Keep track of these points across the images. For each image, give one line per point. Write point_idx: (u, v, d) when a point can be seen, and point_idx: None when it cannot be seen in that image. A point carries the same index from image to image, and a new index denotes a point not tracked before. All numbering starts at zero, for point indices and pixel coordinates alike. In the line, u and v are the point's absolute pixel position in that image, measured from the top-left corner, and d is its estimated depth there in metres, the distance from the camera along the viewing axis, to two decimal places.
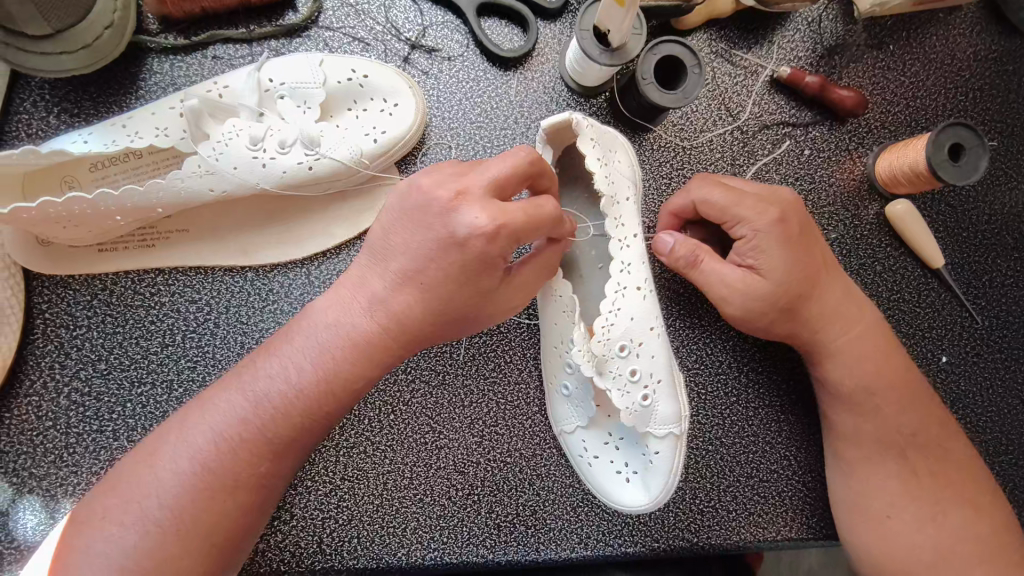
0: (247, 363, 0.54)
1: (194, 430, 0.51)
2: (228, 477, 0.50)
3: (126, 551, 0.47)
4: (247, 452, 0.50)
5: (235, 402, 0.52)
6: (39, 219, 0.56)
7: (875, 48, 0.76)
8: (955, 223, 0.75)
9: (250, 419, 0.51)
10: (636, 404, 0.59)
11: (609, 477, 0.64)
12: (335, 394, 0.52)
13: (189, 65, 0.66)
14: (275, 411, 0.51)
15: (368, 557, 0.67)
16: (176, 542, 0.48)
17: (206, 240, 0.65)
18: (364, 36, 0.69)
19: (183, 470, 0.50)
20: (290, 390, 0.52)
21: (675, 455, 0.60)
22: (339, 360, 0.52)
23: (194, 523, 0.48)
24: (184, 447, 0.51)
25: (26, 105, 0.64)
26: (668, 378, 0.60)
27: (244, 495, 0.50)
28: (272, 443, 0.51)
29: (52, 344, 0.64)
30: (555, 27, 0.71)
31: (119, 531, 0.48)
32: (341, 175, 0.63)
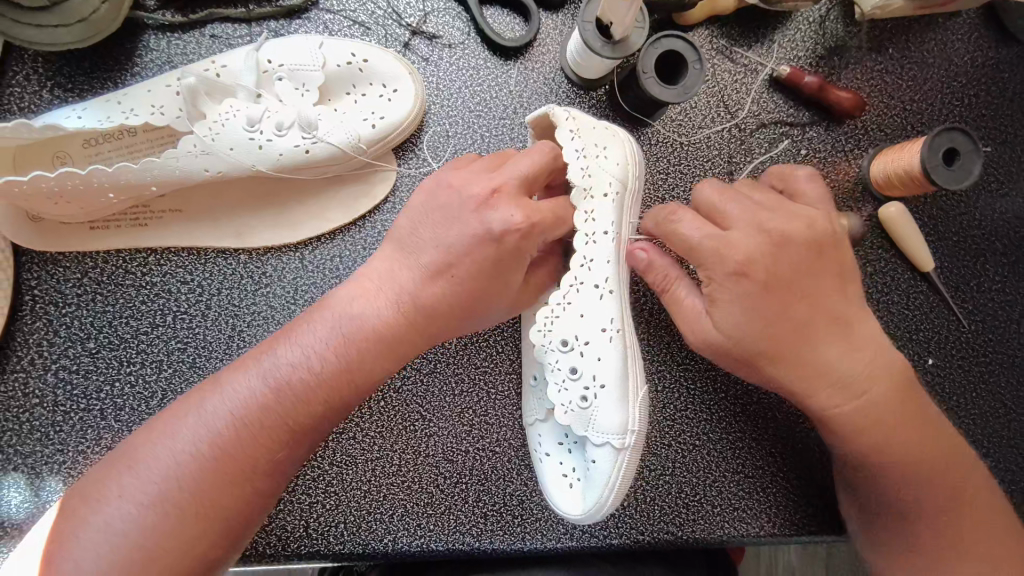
0: (264, 347, 0.55)
1: (212, 405, 0.52)
2: (245, 458, 0.50)
3: (140, 526, 0.47)
4: (266, 438, 0.51)
5: (254, 384, 0.52)
6: (30, 194, 0.56)
7: (874, 51, 0.76)
8: (946, 227, 0.75)
9: (266, 405, 0.52)
10: (575, 405, 0.57)
11: (554, 479, 0.62)
12: (334, 384, 0.53)
13: (186, 44, 0.65)
14: (293, 395, 0.52)
15: (354, 543, 0.67)
16: (198, 526, 0.48)
17: (199, 221, 0.65)
18: (364, 20, 0.68)
19: (198, 448, 0.50)
20: (311, 377, 0.52)
21: (611, 468, 0.57)
22: (346, 343, 0.53)
23: (213, 505, 0.49)
24: (200, 424, 0.51)
25: (19, 78, 0.63)
26: (617, 386, 0.57)
27: (261, 478, 0.51)
28: (277, 430, 0.52)
29: (41, 321, 0.64)
30: (557, 17, 0.71)
31: (127, 507, 0.48)
32: (338, 160, 0.63)
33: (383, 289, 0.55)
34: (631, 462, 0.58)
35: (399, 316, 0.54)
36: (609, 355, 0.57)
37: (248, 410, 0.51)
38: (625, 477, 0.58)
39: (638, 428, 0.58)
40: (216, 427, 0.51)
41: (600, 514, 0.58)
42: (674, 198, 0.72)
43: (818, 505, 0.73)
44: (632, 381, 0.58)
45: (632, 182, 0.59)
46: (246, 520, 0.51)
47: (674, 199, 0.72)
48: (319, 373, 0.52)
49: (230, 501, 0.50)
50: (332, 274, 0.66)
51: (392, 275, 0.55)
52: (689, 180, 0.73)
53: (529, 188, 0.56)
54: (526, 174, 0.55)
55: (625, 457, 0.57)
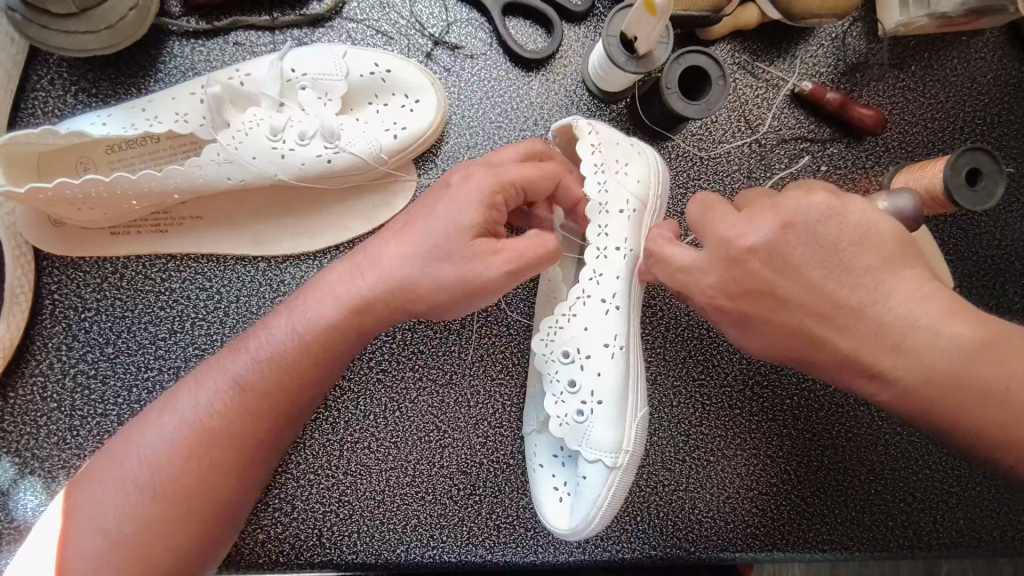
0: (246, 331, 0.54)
1: (191, 394, 0.51)
2: (222, 446, 0.50)
3: (124, 518, 0.48)
4: (243, 416, 0.50)
5: (232, 366, 0.52)
6: (54, 199, 0.56)
7: (897, 68, 0.76)
8: (965, 247, 0.75)
9: (243, 387, 0.51)
10: (571, 418, 0.57)
11: (546, 491, 0.62)
12: (312, 358, 0.52)
13: (210, 51, 0.66)
14: (269, 374, 0.51)
15: (366, 552, 0.67)
16: (174, 513, 0.48)
17: (219, 227, 0.65)
18: (387, 30, 0.69)
19: (175, 440, 0.50)
20: (284, 353, 0.52)
21: (601, 486, 0.57)
22: (320, 324, 0.52)
23: (190, 492, 0.49)
24: (175, 415, 0.51)
25: (43, 83, 0.63)
26: (613, 404, 0.57)
27: (235, 463, 0.50)
28: (255, 408, 0.51)
29: (60, 325, 0.64)
30: (580, 29, 0.71)
31: (113, 502, 0.48)
32: (360, 170, 0.63)
33: (362, 273, 0.52)
34: (623, 481, 0.58)
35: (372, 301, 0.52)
36: (609, 372, 0.57)
37: (223, 399, 0.51)
38: (615, 496, 0.57)
39: (633, 449, 0.57)
40: (194, 419, 0.50)
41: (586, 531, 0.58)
42: None
43: (831, 524, 0.73)
44: (631, 401, 0.58)
45: (651, 201, 0.59)
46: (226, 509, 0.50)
47: None
48: (288, 357, 0.51)
49: (208, 489, 0.49)
50: None
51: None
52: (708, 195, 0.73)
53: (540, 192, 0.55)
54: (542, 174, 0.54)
55: (616, 475, 0.57)
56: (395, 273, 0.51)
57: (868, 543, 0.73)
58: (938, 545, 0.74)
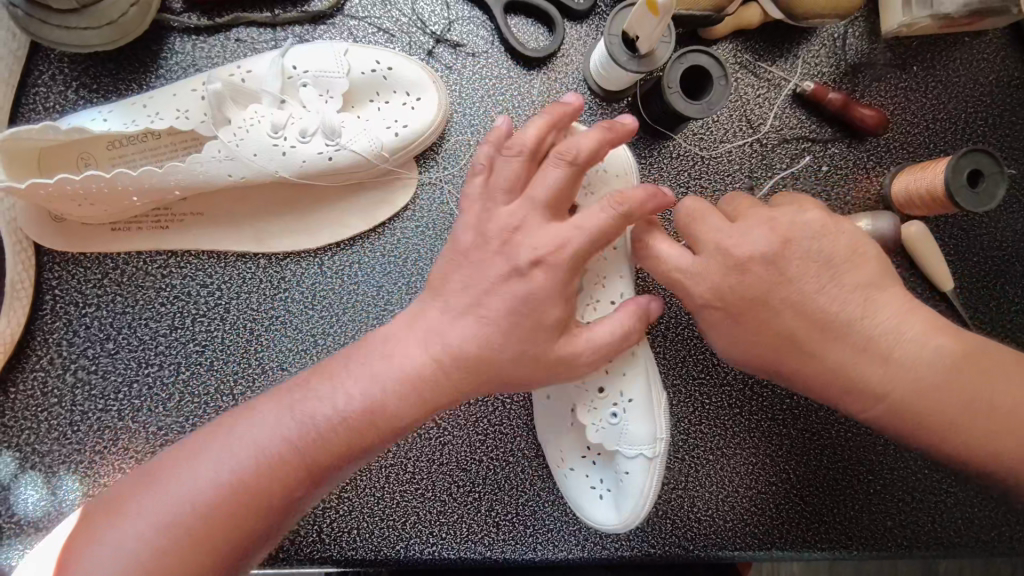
0: (301, 381, 0.53)
1: (237, 438, 0.49)
2: (262, 503, 0.48)
3: (149, 552, 0.45)
4: (288, 476, 0.49)
5: (283, 419, 0.50)
6: (55, 195, 0.56)
7: (899, 69, 0.76)
8: (966, 247, 0.75)
9: (292, 444, 0.49)
10: (605, 422, 0.58)
11: (585, 493, 0.62)
12: (369, 432, 0.51)
13: (211, 47, 0.66)
14: (320, 437, 0.50)
15: (366, 549, 0.67)
16: (200, 561, 0.46)
17: (220, 224, 0.65)
18: (389, 28, 0.68)
19: (220, 485, 0.47)
20: (337, 416, 0.50)
21: (644, 477, 0.58)
22: (393, 401, 0.51)
23: (222, 541, 0.47)
24: (227, 459, 0.48)
25: (45, 78, 0.63)
26: (648, 407, 0.58)
27: (274, 522, 0.49)
28: (303, 470, 0.49)
29: (61, 321, 0.64)
30: (581, 28, 0.71)
31: (141, 533, 0.46)
32: (360, 168, 0.63)
33: (431, 338, 0.52)
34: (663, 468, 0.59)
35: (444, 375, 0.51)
36: (635, 376, 0.58)
37: (275, 456, 0.49)
38: (660, 483, 0.58)
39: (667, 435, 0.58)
40: (243, 470, 0.48)
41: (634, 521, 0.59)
42: None
43: (829, 524, 0.73)
44: (656, 393, 0.59)
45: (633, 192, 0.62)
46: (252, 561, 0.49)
47: None
48: (349, 430, 0.50)
49: (240, 540, 0.47)
50: (350, 280, 0.66)
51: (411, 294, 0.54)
52: (708, 194, 0.73)
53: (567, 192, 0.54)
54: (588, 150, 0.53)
55: (659, 463, 0.58)
56: (468, 341, 0.51)
57: (866, 542, 0.73)
58: (936, 545, 0.74)
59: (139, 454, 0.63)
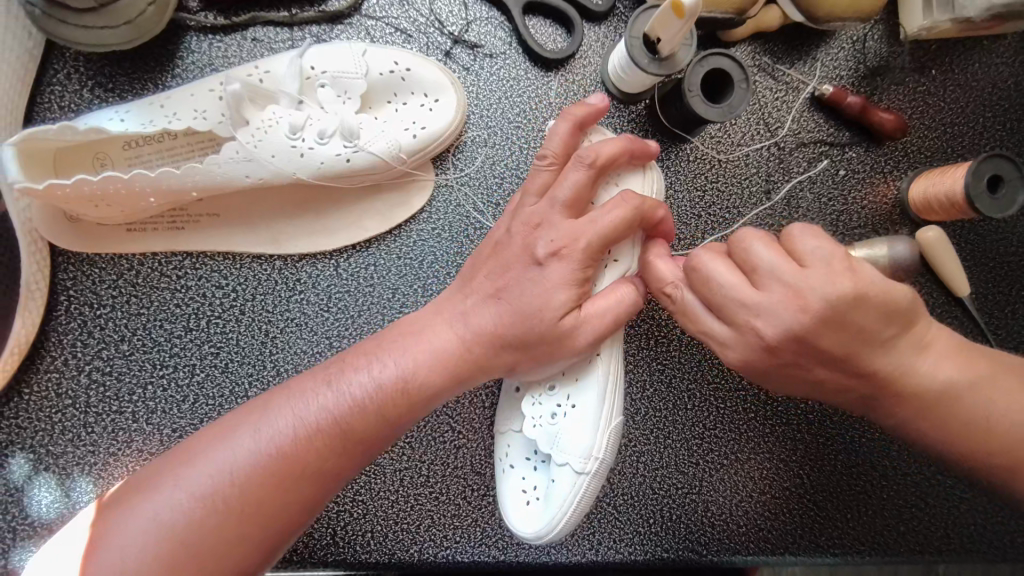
0: (345, 360, 0.54)
1: (281, 410, 0.50)
2: (299, 476, 0.49)
3: (187, 521, 0.46)
4: (328, 447, 0.50)
5: (328, 395, 0.51)
6: (72, 196, 0.55)
7: (917, 72, 0.75)
8: (982, 252, 0.75)
9: (335, 419, 0.50)
10: (544, 421, 0.57)
11: (514, 494, 0.60)
12: (407, 407, 0.52)
13: (227, 46, 0.65)
14: (361, 412, 0.51)
15: (380, 552, 0.67)
16: (239, 526, 0.47)
17: (237, 225, 0.65)
18: (406, 28, 0.68)
19: (258, 458, 0.48)
20: (379, 392, 0.52)
21: (569, 492, 0.55)
22: (427, 375, 0.53)
23: (262, 509, 0.48)
24: (264, 432, 0.49)
25: (60, 77, 0.63)
26: (588, 421, 0.56)
27: (310, 495, 0.50)
28: (342, 443, 0.50)
29: (75, 322, 0.63)
30: (600, 29, 0.70)
31: (179, 503, 0.47)
32: (378, 169, 0.62)
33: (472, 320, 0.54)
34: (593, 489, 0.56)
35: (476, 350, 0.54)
36: (589, 389, 0.57)
37: (313, 428, 0.50)
38: (582, 504, 0.56)
39: (603, 457, 0.56)
40: (280, 443, 0.49)
41: (548, 536, 0.57)
42: (710, 216, 0.72)
43: (843, 529, 0.73)
44: (609, 407, 0.57)
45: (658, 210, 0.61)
46: (286, 534, 0.49)
47: (709, 219, 0.72)
48: (386, 402, 0.51)
49: (276, 512, 0.48)
50: (366, 283, 0.66)
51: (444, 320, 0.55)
52: (726, 197, 0.72)
53: (586, 196, 0.55)
54: (610, 157, 0.55)
55: (583, 482, 0.55)
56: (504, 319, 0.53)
57: (879, 548, 0.73)
58: (949, 550, 0.74)
59: (154, 456, 0.63)
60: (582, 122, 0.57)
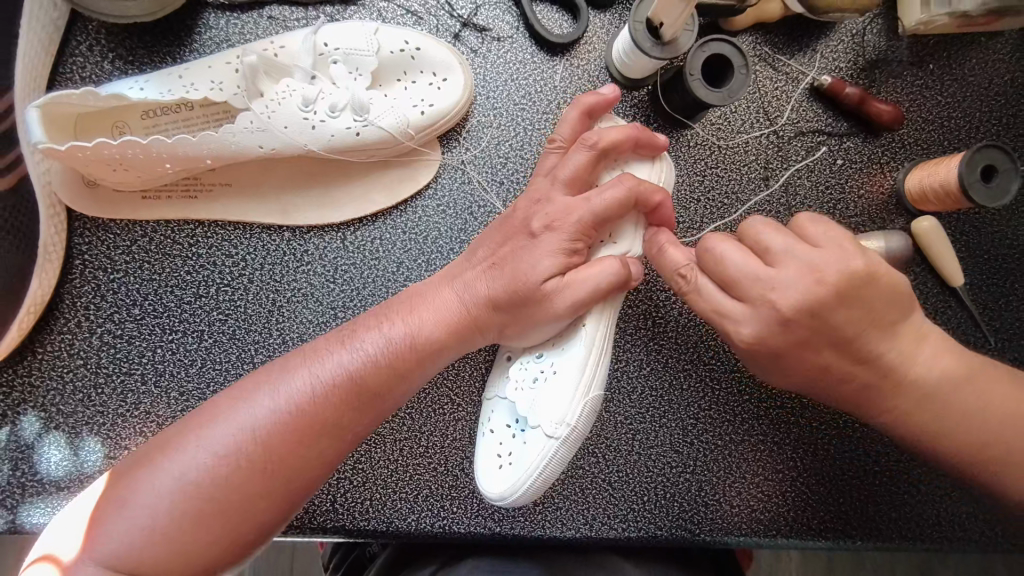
0: (356, 325, 0.57)
1: (297, 371, 0.53)
2: (318, 432, 0.51)
3: (211, 478, 0.48)
4: (344, 404, 0.52)
5: (342, 356, 0.54)
6: (91, 159, 0.57)
7: (915, 66, 0.77)
8: (977, 244, 0.76)
9: (350, 377, 0.53)
10: (526, 385, 0.59)
11: (489, 456, 0.61)
12: (417, 365, 0.56)
13: (244, 24, 0.67)
14: (374, 370, 0.54)
15: (378, 520, 0.69)
16: (262, 480, 0.49)
17: (248, 196, 0.67)
18: (417, 10, 0.70)
19: (277, 415, 0.50)
20: (391, 352, 0.55)
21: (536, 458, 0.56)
22: (434, 336, 0.56)
23: (283, 464, 0.50)
24: (282, 391, 0.51)
25: (82, 49, 0.65)
26: (564, 386, 0.57)
27: (329, 452, 0.52)
28: (357, 401, 0.53)
29: (89, 285, 0.65)
30: (605, 16, 0.72)
31: (202, 459, 0.48)
32: (387, 144, 0.64)
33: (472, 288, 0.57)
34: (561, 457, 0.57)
35: (480, 315, 0.57)
36: (572, 356, 0.58)
37: (329, 385, 0.52)
38: (549, 469, 0.57)
39: (576, 425, 0.56)
40: (298, 400, 0.51)
41: (514, 498, 0.58)
42: (708, 200, 0.74)
43: (835, 512, 0.74)
44: (591, 375, 0.57)
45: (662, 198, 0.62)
46: (306, 490, 0.51)
47: (708, 203, 0.74)
48: (397, 360, 0.55)
49: (297, 467, 0.50)
50: (372, 255, 0.68)
51: (450, 291, 0.58)
52: (725, 182, 0.74)
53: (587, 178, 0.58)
54: (612, 142, 0.58)
55: (552, 447, 0.56)
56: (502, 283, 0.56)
57: (870, 533, 0.74)
58: (942, 538, 0.75)
59: (161, 418, 0.65)
60: (590, 110, 0.60)
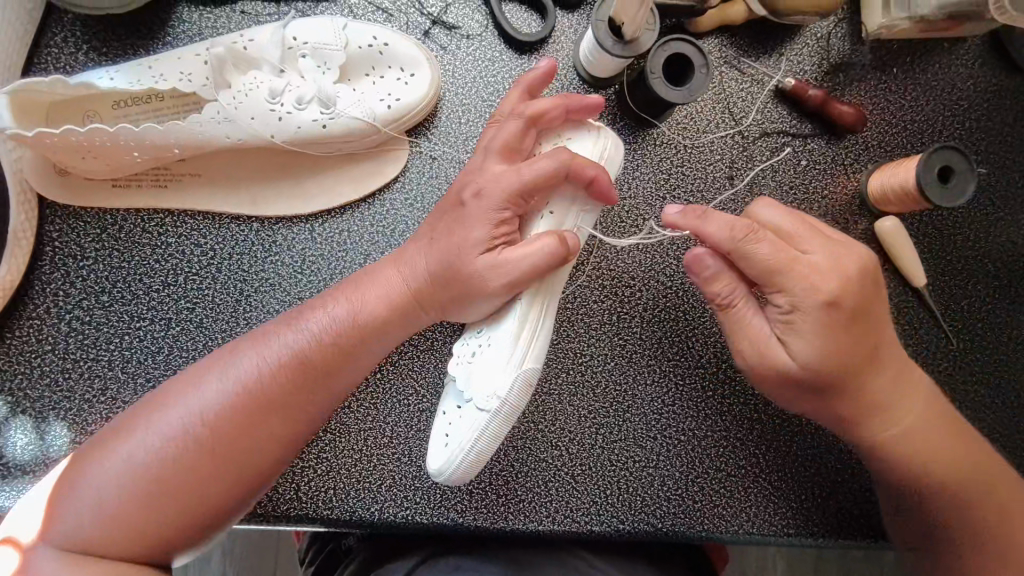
0: (304, 308, 0.58)
1: (246, 355, 0.54)
2: (270, 412, 0.52)
3: (164, 462, 0.49)
4: (292, 383, 0.54)
5: (291, 337, 0.55)
6: (60, 146, 0.59)
7: (879, 70, 0.78)
8: (940, 246, 0.77)
9: (297, 357, 0.54)
10: (465, 360, 0.60)
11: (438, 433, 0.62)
12: (364, 342, 0.57)
13: (217, 18, 0.69)
14: (320, 349, 0.55)
15: (342, 509, 0.69)
16: (215, 461, 0.50)
17: (217, 186, 0.68)
18: (388, 8, 0.72)
19: (227, 398, 0.52)
20: (337, 332, 0.56)
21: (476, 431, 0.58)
22: (378, 314, 0.58)
23: (236, 445, 0.51)
24: (232, 373, 0.53)
25: (57, 40, 0.66)
26: (500, 358, 0.58)
27: (282, 430, 0.53)
28: (306, 379, 0.54)
29: (59, 272, 0.66)
30: (572, 17, 0.74)
31: (155, 445, 0.49)
32: (353, 137, 0.66)
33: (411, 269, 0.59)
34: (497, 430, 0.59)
35: (423, 292, 0.58)
36: (505, 332, 0.59)
37: (278, 366, 0.54)
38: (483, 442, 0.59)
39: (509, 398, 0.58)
40: (247, 381, 0.53)
41: (450, 474, 0.60)
42: (674, 198, 0.75)
43: (797, 509, 0.74)
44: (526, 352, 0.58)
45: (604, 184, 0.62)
46: (262, 469, 0.52)
47: (672, 201, 0.75)
48: (345, 339, 0.56)
49: (249, 448, 0.51)
50: (339, 247, 0.69)
51: (396, 271, 0.59)
52: (690, 181, 0.75)
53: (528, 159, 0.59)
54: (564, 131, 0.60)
55: (484, 418, 0.58)
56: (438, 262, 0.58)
57: (833, 530, 0.75)
58: None
59: (127, 404, 0.66)
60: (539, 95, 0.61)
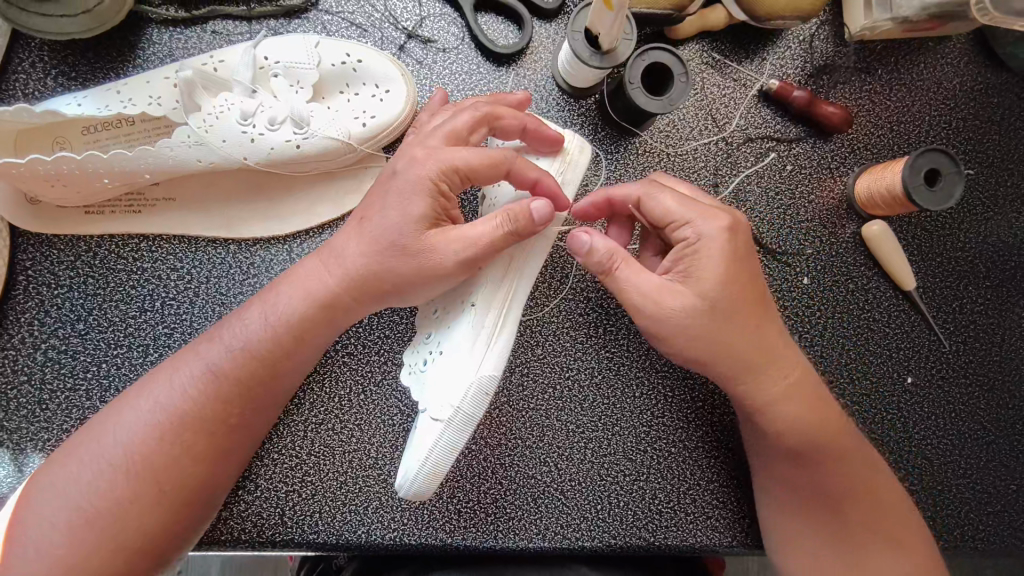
0: (222, 322, 0.58)
1: (168, 379, 0.54)
2: (193, 430, 0.52)
3: (93, 494, 0.50)
4: (216, 402, 0.53)
5: (209, 355, 0.55)
6: (27, 175, 0.57)
7: (862, 72, 0.77)
8: (929, 248, 0.76)
9: (220, 374, 0.54)
10: (418, 367, 0.62)
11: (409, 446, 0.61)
12: (287, 350, 0.56)
13: (188, 39, 0.68)
14: (242, 364, 0.55)
15: (328, 532, 0.68)
16: (143, 488, 0.50)
17: (193, 210, 0.67)
18: (361, 22, 0.70)
19: (151, 425, 0.52)
20: (255, 344, 0.55)
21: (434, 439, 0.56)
22: (299, 315, 0.56)
23: (160, 468, 0.51)
24: (153, 400, 0.53)
25: (25, 66, 0.65)
26: (453, 361, 0.57)
27: (204, 448, 0.53)
28: (227, 396, 0.54)
29: (33, 301, 0.65)
30: (550, 27, 0.73)
31: (83, 478, 0.50)
32: (329, 155, 0.64)
33: (330, 265, 0.56)
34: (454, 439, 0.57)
35: (344, 292, 0.56)
36: (457, 331, 0.59)
37: (199, 388, 0.53)
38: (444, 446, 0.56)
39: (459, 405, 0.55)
40: (171, 406, 0.53)
41: (414, 486, 0.57)
42: None
43: None
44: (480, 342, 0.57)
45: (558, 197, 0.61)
46: (191, 491, 0.52)
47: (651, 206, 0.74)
48: (264, 348, 0.55)
49: (175, 471, 0.51)
50: None
51: (322, 270, 0.56)
52: None
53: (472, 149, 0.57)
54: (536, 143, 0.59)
55: (439, 429, 0.56)
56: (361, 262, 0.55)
57: None
58: None
59: None
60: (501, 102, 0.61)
